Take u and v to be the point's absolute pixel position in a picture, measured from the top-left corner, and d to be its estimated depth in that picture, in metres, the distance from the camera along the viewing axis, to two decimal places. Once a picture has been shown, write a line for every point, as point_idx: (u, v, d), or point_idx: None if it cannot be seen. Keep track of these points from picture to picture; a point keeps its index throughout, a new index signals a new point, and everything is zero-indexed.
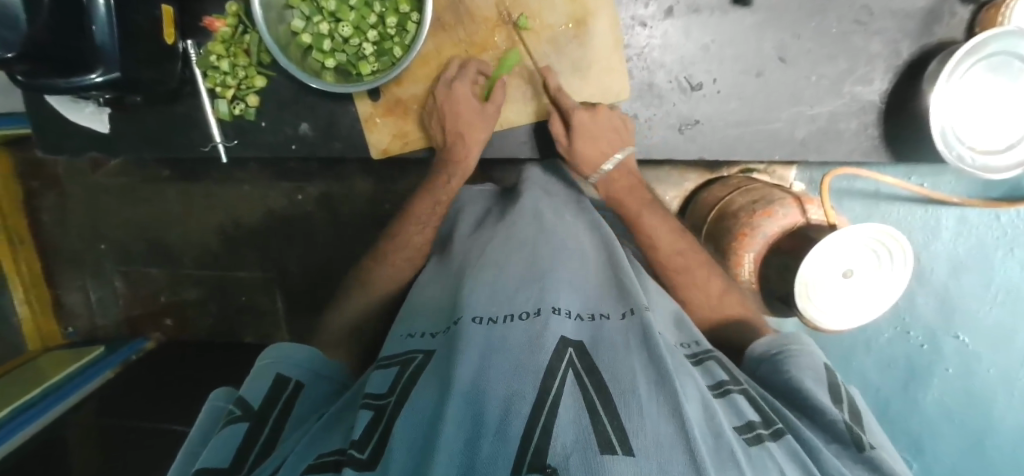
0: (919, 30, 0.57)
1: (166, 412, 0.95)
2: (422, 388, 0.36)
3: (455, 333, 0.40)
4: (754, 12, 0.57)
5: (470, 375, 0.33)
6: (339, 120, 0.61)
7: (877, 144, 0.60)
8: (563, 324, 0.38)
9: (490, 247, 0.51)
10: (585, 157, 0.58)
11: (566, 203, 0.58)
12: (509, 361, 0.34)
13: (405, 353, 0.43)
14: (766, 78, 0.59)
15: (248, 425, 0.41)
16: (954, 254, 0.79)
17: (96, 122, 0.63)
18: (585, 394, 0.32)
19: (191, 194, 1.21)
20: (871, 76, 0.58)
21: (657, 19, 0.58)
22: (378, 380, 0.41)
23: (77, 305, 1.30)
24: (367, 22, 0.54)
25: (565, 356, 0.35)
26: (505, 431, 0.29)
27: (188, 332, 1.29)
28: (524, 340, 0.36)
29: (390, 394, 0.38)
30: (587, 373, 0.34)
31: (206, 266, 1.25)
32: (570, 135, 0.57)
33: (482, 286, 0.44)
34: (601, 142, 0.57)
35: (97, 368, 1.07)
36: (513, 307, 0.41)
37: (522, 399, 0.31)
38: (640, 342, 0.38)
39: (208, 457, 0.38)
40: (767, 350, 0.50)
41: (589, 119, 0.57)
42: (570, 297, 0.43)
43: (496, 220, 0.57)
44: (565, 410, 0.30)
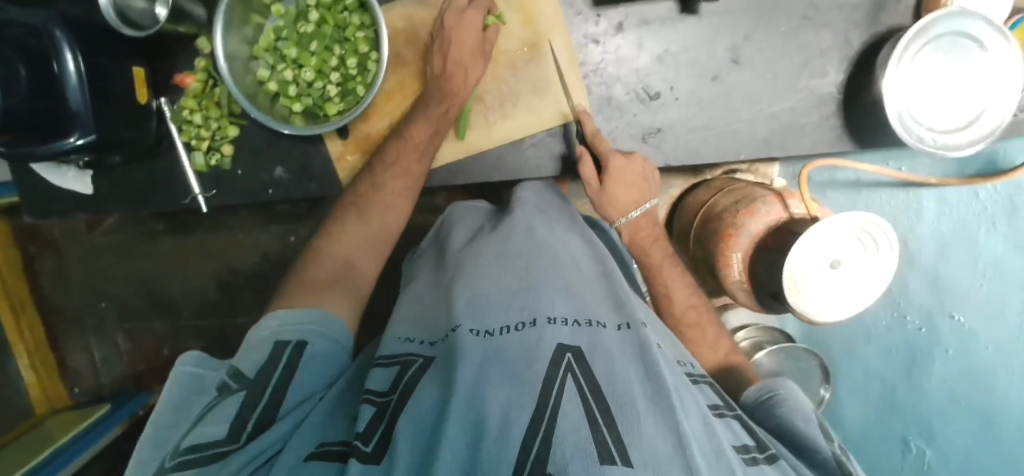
0: (866, 19, 0.58)
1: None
2: (422, 394, 0.37)
3: (453, 341, 0.41)
4: (702, 19, 0.59)
5: (471, 378, 0.35)
6: (312, 161, 0.63)
7: (840, 134, 0.61)
8: (560, 332, 0.39)
9: (481, 259, 0.51)
10: (612, 200, 0.60)
11: (559, 218, 0.58)
12: (507, 371, 0.36)
13: (404, 354, 0.44)
14: (722, 80, 0.60)
15: (245, 396, 0.39)
16: (939, 235, 0.79)
17: (80, 184, 0.65)
18: (584, 402, 0.32)
19: (186, 246, 1.23)
20: (825, 69, 0.59)
21: (609, 34, 0.59)
22: (378, 377, 0.41)
23: (80, 366, 1.31)
24: (329, 65, 0.56)
25: (563, 363, 0.36)
26: (506, 435, 0.30)
27: None
28: (521, 351, 0.38)
29: (393, 392, 0.39)
30: (587, 380, 0.34)
31: (206, 315, 1.27)
32: (604, 178, 0.58)
33: (478, 298, 0.45)
34: (632, 188, 0.59)
35: (114, 418, 1.10)
36: (509, 318, 0.42)
37: (521, 406, 0.32)
38: (636, 353, 0.39)
39: (202, 430, 0.37)
40: (757, 396, 0.49)
41: (625, 164, 0.58)
42: (566, 305, 0.44)
43: (489, 231, 0.59)
44: (566, 421, 0.30)
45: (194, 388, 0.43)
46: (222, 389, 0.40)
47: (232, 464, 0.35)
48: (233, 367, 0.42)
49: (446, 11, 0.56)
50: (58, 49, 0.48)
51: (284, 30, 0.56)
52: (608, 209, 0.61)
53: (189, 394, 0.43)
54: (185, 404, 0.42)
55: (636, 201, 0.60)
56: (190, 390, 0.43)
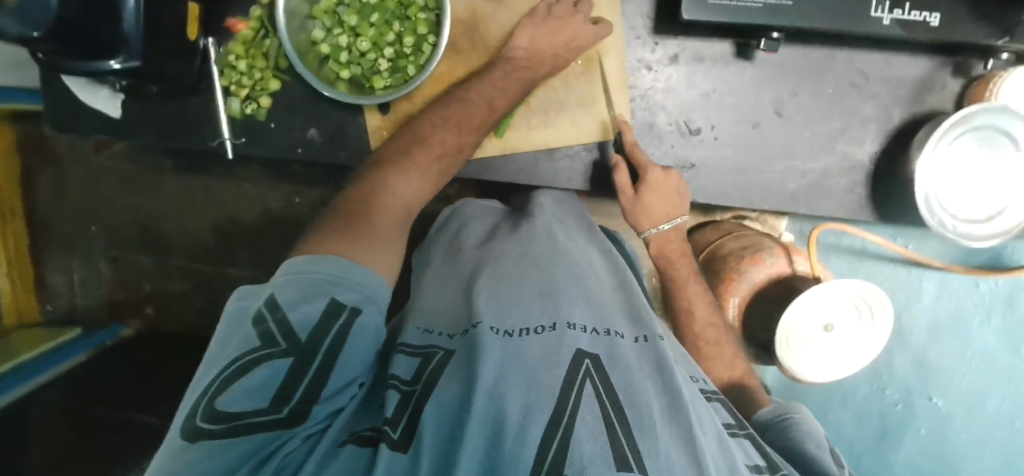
0: (910, 97, 0.60)
1: (137, 401, 0.93)
2: (445, 386, 0.39)
3: (473, 336, 0.43)
4: (755, 66, 0.60)
5: (493, 376, 0.37)
6: (347, 129, 0.62)
7: (864, 203, 0.62)
8: (579, 338, 0.42)
9: (506, 259, 0.54)
10: (644, 211, 0.61)
11: (578, 229, 0.62)
12: (526, 371, 0.38)
13: (429, 346, 0.46)
14: (762, 129, 0.61)
15: (292, 363, 0.37)
16: (934, 318, 0.83)
17: (109, 106, 0.64)
18: (602, 408, 0.35)
19: (190, 186, 1.22)
20: (862, 138, 0.61)
21: (663, 64, 0.60)
22: (403, 365, 0.44)
23: (59, 285, 1.29)
24: (385, 39, 0.56)
25: (583, 368, 0.38)
26: (525, 433, 0.33)
27: (169, 323, 1.29)
28: (541, 353, 0.40)
29: (417, 382, 0.41)
30: (605, 386, 0.37)
31: (196, 259, 1.26)
32: (641, 189, 0.59)
33: (498, 297, 0.48)
34: (664, 202, 0.60)
35: (74, 349, 1.08)
36: (530, 320, 0.44)
37: (542, 406, 0.35)
38: (653, 368, 0.42)
39: (246, 395, 0.34)
40: (770, 416, 0.51)
41: (661, 178, 0.58)
42: (585, 314, 0.46)
43: (507, 233, 0.60)
44: (582, 424, 0.33)
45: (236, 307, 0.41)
46: (267, 341, 0.37)
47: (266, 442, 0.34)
48: (276, 309, 0.38)
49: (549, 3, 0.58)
50: None
51: None
52: (639, 218, 0.62)
53: (229, 320, 0.40)
54: (227, 329, 0.40)
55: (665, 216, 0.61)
56: (233, 315, 0.41)
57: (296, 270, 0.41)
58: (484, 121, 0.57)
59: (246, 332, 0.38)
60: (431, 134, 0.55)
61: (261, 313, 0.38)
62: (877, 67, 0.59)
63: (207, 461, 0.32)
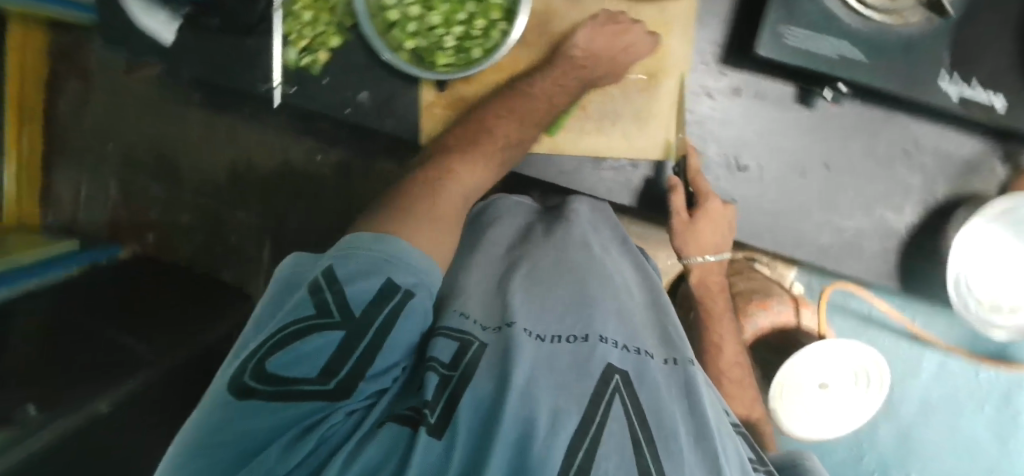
0: (958, 175, 0.60)
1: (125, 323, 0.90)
2: (480, 377, 0.38)
3: (508, 335, 0.42)
4: (814, 113, 0.59)
5: (525, 376, 0.37)
6: (398, 99, 0.62)
7: (891, 270, 0.62)
8: (610, 353, 0.42)
9: (540, 260, 0.54)
10: (696, 236, 0.62)
11: (612, 240, 0.63)
12: (554, 378, 0.38)
13: (462, 333, 0.43)
14: (807, 178, 0.61)
15: (344, 335, 0.36)
16: (926, 397, 0.86)
17: (164, 30, 0.63)
18: (630, 427, 0.36)
19: (212, 122, 1.20)
20: (902, 206, 0.61)
21: (723, 94, 0.60)
22: (440, 348, 0.41)
23: (65, 196, 1.28)
24: (456, 18, 0.56)
25: (612, 383, 0.39)
26: (554, 435, 0.34)
27: (167, 253, 1.29)
28: (572, 361, 0.40)
29: (455, 368, 0.40)
30: (632, 404, 0.38)
31: (206, 196, 1.25)
32: (697, 216, 0.60)
33: (531, 299, 0.48)
34: (713, 234, 0.61)
35: (65, 261, 1.05)
36: (562, 327, 0.45)
37: (569, 415, 0.35)
38: (682, 391, 0.42)
39: (296, 363, 0.34)
40: (781, 461, 0.52)
41: (716, 210, 0.59)
42: (617, 328, 0.46)
43: (541, 236, 0.60)
44: (610, 438, 0.34)
45: (290, 272, 0.41)
46: (320, 310, 0.36)
47: (312, 410, 0.34)
48: (332, 280, 0.37)
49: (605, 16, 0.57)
50: None
51: None
52: (687, 243, 0.64)
53: (283, 283, 0.40)
54: (282, 292, 0.40)
55: (708, 246, 0.63)
56: (285, 280, 0.41)
57: (353, 246, 0.41)
58: (544, 119, 0.57)
59: (300, 297, 0.37)
60: (495, 128, 0.56)
61: (317, 281, 0.38)
62: (932, 137, 0.59)
63: (257, 419, 0.33)
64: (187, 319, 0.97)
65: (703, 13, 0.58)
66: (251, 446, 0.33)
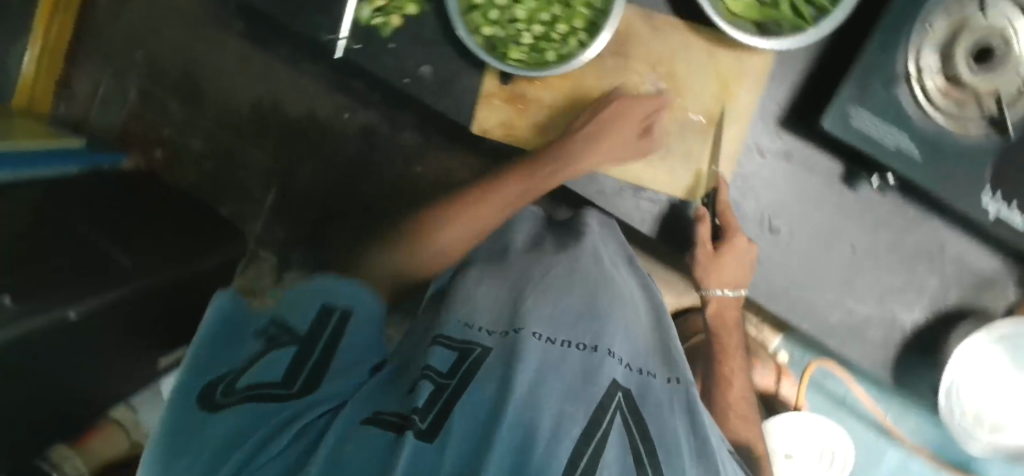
0: (972, 287, 0.61)
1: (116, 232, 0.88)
2: (484, 380, 0.38)
3: (515, 338, 0.42)
4: (856, 196, 0.60)
5: (529, 382, 0.36)
6: (458, 82, 0.62)
7: (888, 362, 0.64)
8: (616, 369, 0.42)
9: (554, 270, 0.54)
10: (716, 271, 0.61)
11: (619, 257, 0.63)
12: (563, 381, 0.38)
13: (466, 341, 0.45)
14: (832, 256, 0.62)
15: (296, 350, 0.47)
16: None
17: None
18: (630, 442, 0.36)
19: (249, 55, 1.18)
20: (913, 304, 0.62)
21: (774, 155, 0.61)
22: (439, 359, 0.43)
23: (83, 92, 1.25)
24: (538, 16, 0.55)
25: (615, 400, 0.38)
26: (555, 444, 0.31)
27: (170, 173, 1.27)
28: (580, 369, 0.40)
29: (453, 376, 0.40)
30: (633, 422, 0.38)
31: (223, 126, 1.23)
32: (722, 249, 0.59)
33: (542, 305, 0.48)
34: (734, 271, 0.60)
35: (67, 157, 1.04)
36: (571, 335, 0.45)
37: (574, 420, 0.34)
38: (684, 410, 0.42)
39: (257, 374, 0.44)
40: None
41: (740, 244, 0.59)
42: (622, 346, 0.47)
43: (553, 247, 0.60)
44: (612, 451, 0.34)
45: (228, 315, 0.52)
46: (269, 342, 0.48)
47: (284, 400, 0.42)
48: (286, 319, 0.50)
49: (680, 56, 0.59)
50: None
51: None
52: (707, 274, 0.62)
53: (232, 327, 0.52)
54: (225, 338, 0.50)
55: (727, 283, 0.61)
56: (229, 323, 0.52)
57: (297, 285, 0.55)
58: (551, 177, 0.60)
59: (251, 343, 0.49)
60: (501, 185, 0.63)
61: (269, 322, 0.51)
62: (958, 246, 0.61)
63: (231, 414, 0.40)
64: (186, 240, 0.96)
65: (776, 73, 0.58)
66: (239, 436, 0.38)
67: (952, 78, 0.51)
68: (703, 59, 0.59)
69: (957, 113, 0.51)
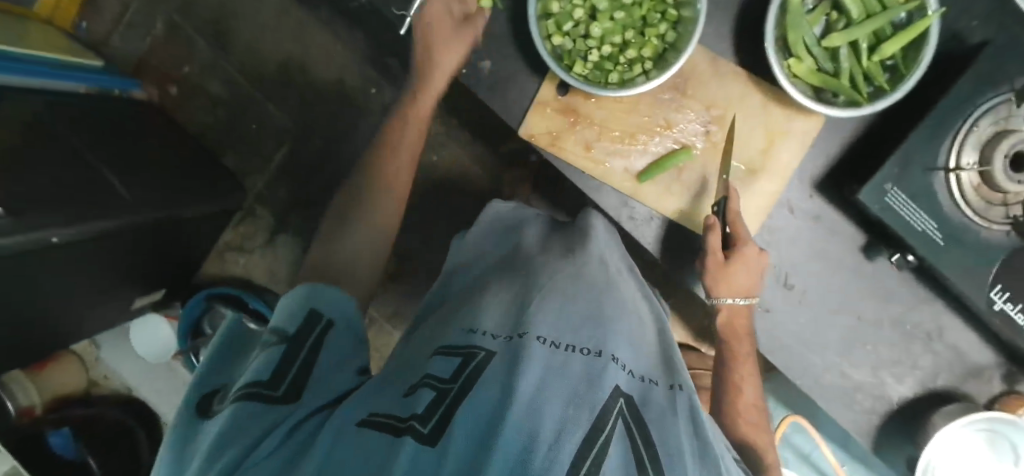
0: (961, 374, 0.64)
1: (114, 161, 0.85)
2: (489, 382, 0.37)
3: (519, 342, 0.42)
4: (871, 266, 0.63)
5: (533, 385, 0.36)
6: (515, 83, 0.62)
7: (869, 429, 0.67)
8: (619, 376, 0.41)
9: (558, 280, 0.54)
10: (725, 281, 0.60)
11: (622, 264, 0.65)
12: (568, 384, 0.37)
13: (468, 347, 0.44)
14: (838, 320, 0.65)
15: (285, 349, 0.43)
16: None
17: None
18: (635, 448, 0.35)
19: (289, 10, 1.17)
20: (904, 379, 0.65)
21: (802, 214, 0.63)
22: (442, 365, 0.42)
23: (109, 13, 1.21)
24: (610, 38, 0.58)
25: (619, 408, 0.37)
26: (554, 454, 0.30)
27: (182, 112, 1.23)
28: (582, 373, 0.39)
29: (455, 379, 0.39)
30: (637, 428, 0.36)
31: (248, 76, 1.21)
32: (731, 259, 0.59)
33: (550, 307, 0.48)
34: (748, 279, 0.60)
35: (81, 76, 0.99)
36: (576, 339, 0.44)
37: (577, 424, 0.33)
38: (688, 415, 0.41)
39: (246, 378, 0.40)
40: None
41: (752, 253, 0.59)
42: (628, 355, 0.46)
43: (560, 253, 0.62)
44: (614, 460, 0.32)
45: (233, 332, 0.51)
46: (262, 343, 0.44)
47: (278, 407, 0.38)
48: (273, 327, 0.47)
49: (735, 104, 0.61)
50: None
51: None
52: (718, 283, 0.61)
53: (234, 340, 0.50)
54: (227, 352, 0.48)
55: (739, 292, 0.61)
56: (232, 338, 0.50)
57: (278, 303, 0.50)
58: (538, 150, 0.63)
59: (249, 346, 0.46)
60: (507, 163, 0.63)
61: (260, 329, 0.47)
62: (955, 332, 0.64)
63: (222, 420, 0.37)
64: (181, 184, 0.95)
65: (820, 138, 0.61)
66: (220, 442, 0.35)
67: (985, 174, 0.53)
68: (755, 112, 0.61)
69: (984, 210, 0.54)
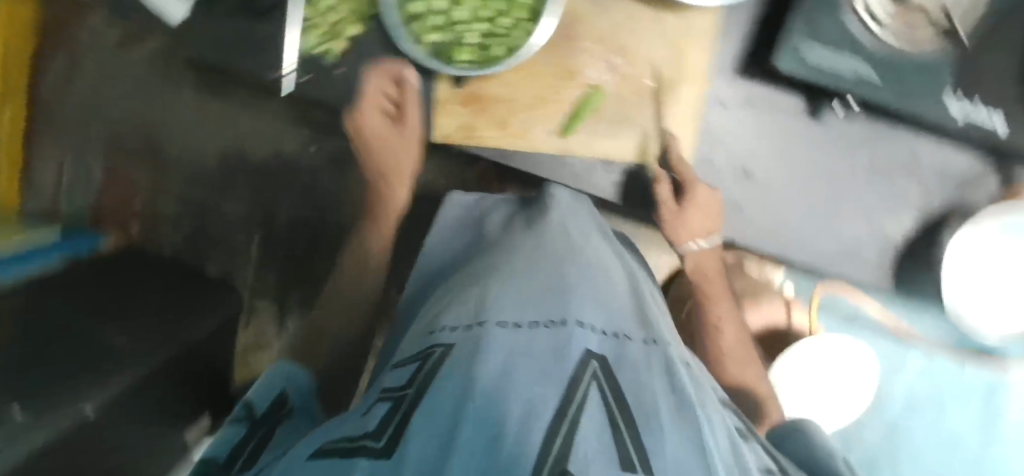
0: (955, 189, 0.62)
1: (96, 311, 0.83)
2: (443, 383, 0.39)
3: (478, 332, 0.43)
4: (823, 125, 0.61)
5: (494, 376, 0.37)
6: (413, 95, 0.62)
7: (887, 277, 0.65)
8: (587, 338, 0.43)
9: (515, 257, 0.55)
10: (685, 225, 0.65)
11: (590, 227, 0.62)
12: (534, 363, 0.39)
13: (427, 348, 0.46)
14: (811, 188, 0.63)
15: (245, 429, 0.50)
16: (912, 396, 0.88)
17: (173, 10, 0.61)
18: (608, 411, 0.36)
19: (206, 106, 1.15)
20: (901, 216, 0.63)
21: (735, 103, 0.61)
22: (395, 378, 0.45)
23: (48, 181, 1.23)
24: (482, 15, 0.56)
25: (589, 369, 0.40)
26: (525, 435, 0.32)
27: (151, 243, 1.26)
28: (550, 347, 0.41)
29: (409, 386, 0.42)
30: (611, 393, 0.38)
31: (196, 185, 1.22)
32: (686, 205, 0.63)
33: (510, 292, 0.49)
34: (705, 219, 0.64)
35: (48, 249, 1.04)
36: (538, 314, 0.45)
37: (544, 404, 0.35)
38: (664, 371, 0.43)
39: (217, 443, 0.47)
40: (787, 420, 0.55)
41: (704, 195, 0.62)
42: (594, 312, 0.47)
43: (523, 227, 0.62)
44: (589, 427, 0.34)
45: None
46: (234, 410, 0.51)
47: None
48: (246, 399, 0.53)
49: (627, 26, 0.59)
50: None
51: None
52: (677, 228, 0.66)
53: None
54: None
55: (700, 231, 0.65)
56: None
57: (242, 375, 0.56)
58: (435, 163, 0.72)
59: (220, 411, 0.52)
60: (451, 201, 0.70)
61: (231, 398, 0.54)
62: (934, 152, 0.61)
63: None
64: (171, 308, 0.91)
65: (724, 26, 0.59)
66: None
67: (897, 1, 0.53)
68: (650, 26, 0.59)
69: (911, 38, 0.53)
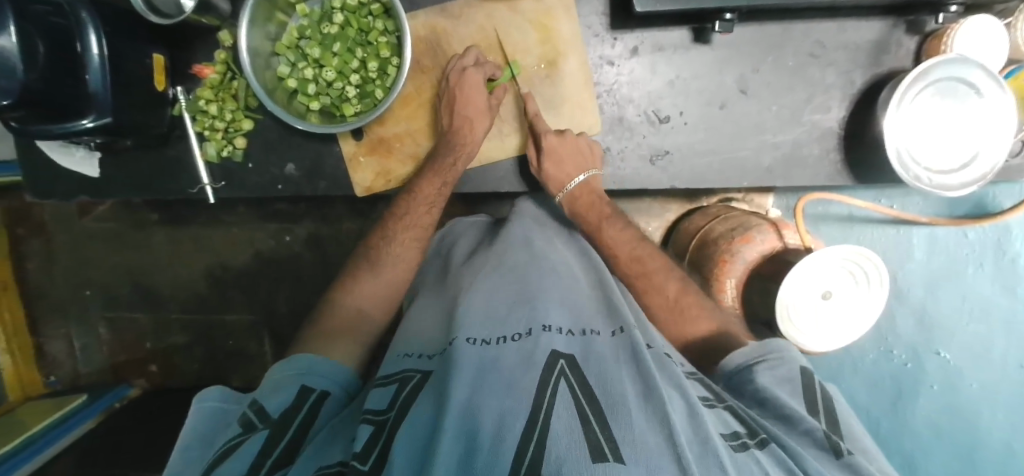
0: (870, 60, 0.60)
1: (130, 455, 0.86)
2: (419, 408, 0.38)
3: (450, 352, 0.41)
4: (714, 48, 0.61)
5: (465, 393, 0.35)
6: (324, 160, 0.66)
7: (840, 168, 0.63)
8: (554, 340, 0.41)
9: (478, 276, 0.54)
10: (551, 174, 0.63)
11: (550, 231, 0.64)
12: (503, 378, 0.37)
13: (403, 372, 0.45)
14: (730, 109, 0.62)
15: (268, 433, 0.41)
16: (928, 273, 0.80)
17: (87, 166, 0.67)
18: (577, 404, 0.34)
19: (177, 236, 1.11)
20: (828, 104, 0.62)
21: (624, 57, 0.63)
22: (377, 397, 0.42)
23: (60, 355, 1.17)
24: (350, 67, 0.59)
25: (557, 369, 0.38)
26: (499, 442, 0.31)
27: (173, 380, 1.15)
28: (517, 359, 0.39)
29: (390, 410, 0.40)
30: (580, 386, 0.36)
31: (192, 310, 1.14)
32: (541, 157, 0.62)
33: (475, 307, 0.47)
34: (567, 163, 0.61)
35: (76, 416, 0.97)
36: (505, 328, 0.43)
37: (517, 412, 0.33)
38: (628, 354, 0.41)
39: (228, 464, 0.37)
40: (738, 363, 0.49)
41: (558, 142, 0.61)
42: (560, 316, 0.46)
43: (486, 246, 0.62)
44: (558, 420, 0.32)
45: (218, 413, 0.46)
46: (247, 426, 0.42)
47: None
48: (259, 403, 0.44)
49: (491, 26, 0.63)
50: (82, 29, 0.49)
51: (308, 30, 0.59)
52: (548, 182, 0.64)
53: (214, 423, 0.45)
54: (213, 431, 0.44)
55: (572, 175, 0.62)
56: (214, 421, 0.45)
57: (210, 398, 0.47)
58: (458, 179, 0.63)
59: (230, 430, 0.43)
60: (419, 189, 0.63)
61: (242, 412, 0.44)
62: (832, 35, 0.60)
63: None
64: None
65: None
66: None
67: None
68: (510, 18, 0.62)
69: None
